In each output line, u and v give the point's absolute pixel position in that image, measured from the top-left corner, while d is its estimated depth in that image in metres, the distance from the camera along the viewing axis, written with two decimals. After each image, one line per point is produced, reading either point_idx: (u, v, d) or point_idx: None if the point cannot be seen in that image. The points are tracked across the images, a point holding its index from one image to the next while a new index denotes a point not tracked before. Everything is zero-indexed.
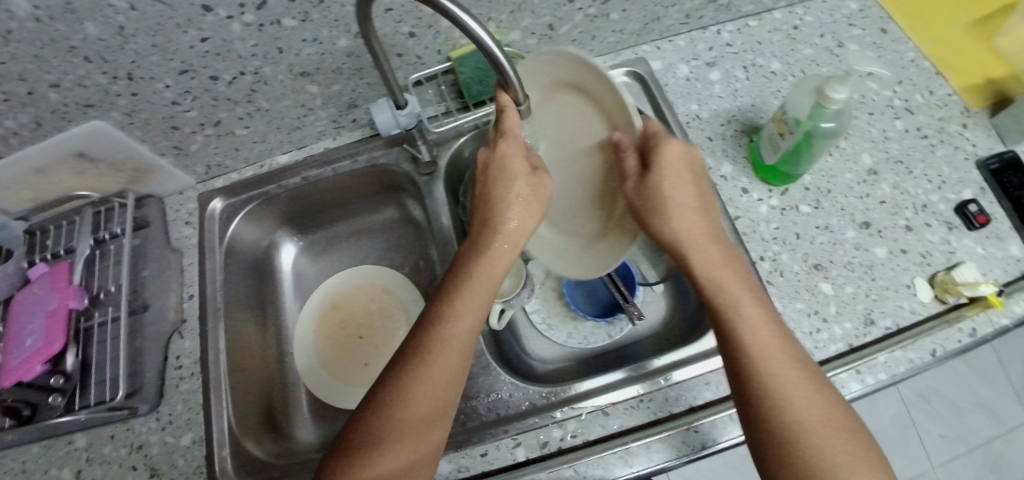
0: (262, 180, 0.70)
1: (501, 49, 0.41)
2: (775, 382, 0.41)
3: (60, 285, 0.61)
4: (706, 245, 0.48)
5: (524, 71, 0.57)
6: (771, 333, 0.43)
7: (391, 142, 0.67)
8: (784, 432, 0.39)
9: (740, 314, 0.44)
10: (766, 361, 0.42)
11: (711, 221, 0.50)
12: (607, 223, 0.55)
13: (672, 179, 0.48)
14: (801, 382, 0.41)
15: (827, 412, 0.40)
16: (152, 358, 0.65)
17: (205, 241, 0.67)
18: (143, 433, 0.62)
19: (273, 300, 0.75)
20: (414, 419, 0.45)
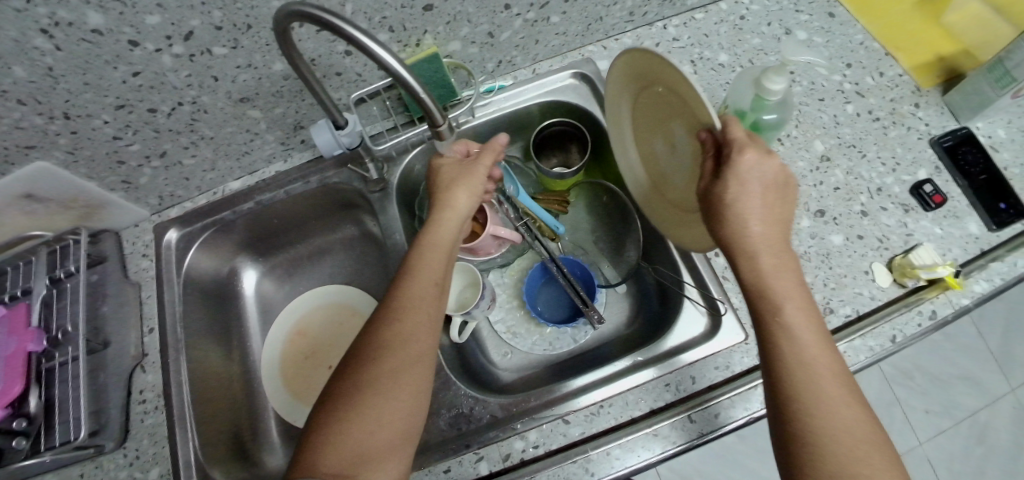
0: (215, 207, 0.69)
1: (418, 80, 0.43)
2: (813, 398, 0.37)
3: (19, 328, 0.61)
4: (762, 248, 0.41)
5: (617, 66, 0.55)
6: (819, 350, 0.38)
7: (340, 161, 0.66)
8: (806, 451, 0.36)
9: (792, 326, 0.39)
10: (809, 377, 0.37)
11: (777, 222, 0.42)
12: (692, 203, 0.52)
13: (738, 184, 0.41)
14: (837, 403, 0.37)
15: (863, 437, 0.36)
16: (116, 394, 0.64)
17: (162, 273, 0.66)
18: (111, 470, 0.62)
19: (239, 326, 0.74)
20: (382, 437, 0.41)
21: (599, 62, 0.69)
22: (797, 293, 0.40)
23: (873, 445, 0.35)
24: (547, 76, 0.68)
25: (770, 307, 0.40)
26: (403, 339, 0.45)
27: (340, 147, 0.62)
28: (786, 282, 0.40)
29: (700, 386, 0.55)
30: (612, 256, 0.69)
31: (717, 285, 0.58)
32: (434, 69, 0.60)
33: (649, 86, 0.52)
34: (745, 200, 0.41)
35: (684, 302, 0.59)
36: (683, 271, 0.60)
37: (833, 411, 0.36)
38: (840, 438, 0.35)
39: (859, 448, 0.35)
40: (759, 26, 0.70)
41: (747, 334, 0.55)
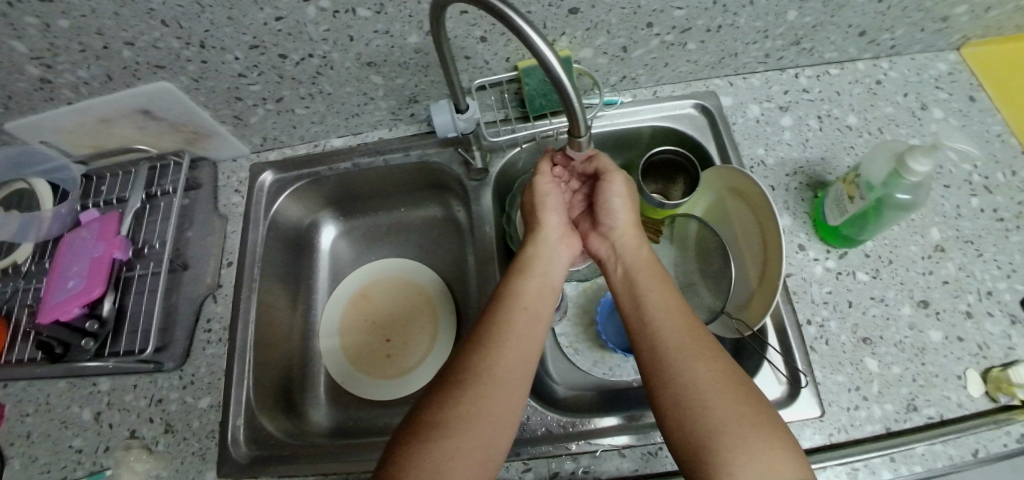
0: (313, 161, 0.70)
1: (569, 78, 0.39)
2: (665, 366, 0.43)
3: (107, 234, 0.64)
4: (638, 257, 0.53)
5: (703, 181, 0.66)
6: (680, 323, 0.46)
7: (445, 143, 0.66)
8: (686, 409, 0.40)
9: (654, 310, 0.48)
10: (665, 347, 0.44)
11: (638, 239, 0.55)
12: (751, 295, 0.59)
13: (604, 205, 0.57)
14: (693, 358, 0.43)
15: (727, 385, 0.41)
16: (184, 318, 0.65)
17: (252, 212, 0.68)
18: (165, 388, 0.64)
19: (307, 278, 0.75)
20: (492, 396, 0.42)
21: (722, 97, 0.68)
22: (664, 291, 0.50)
23: (738, 395, 0.41)
24: (666, 101, 0.67)
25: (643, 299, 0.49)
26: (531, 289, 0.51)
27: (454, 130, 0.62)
28: (653, 278, 0.51)
29: None
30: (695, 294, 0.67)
31: (802, 355, 0.57)
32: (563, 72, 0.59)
33: (726, 198, 0.64)
34: (619, 210, 0.56)
35: (765, 366, 0.59)
36: (771, 334, 0.59)
37: (691, 372, 0.42)
38: (702, 396, 0.41)
39: (722, 399, 0.40)
40: (895, 94, 0.67)
41: (824, 412, 0.55)
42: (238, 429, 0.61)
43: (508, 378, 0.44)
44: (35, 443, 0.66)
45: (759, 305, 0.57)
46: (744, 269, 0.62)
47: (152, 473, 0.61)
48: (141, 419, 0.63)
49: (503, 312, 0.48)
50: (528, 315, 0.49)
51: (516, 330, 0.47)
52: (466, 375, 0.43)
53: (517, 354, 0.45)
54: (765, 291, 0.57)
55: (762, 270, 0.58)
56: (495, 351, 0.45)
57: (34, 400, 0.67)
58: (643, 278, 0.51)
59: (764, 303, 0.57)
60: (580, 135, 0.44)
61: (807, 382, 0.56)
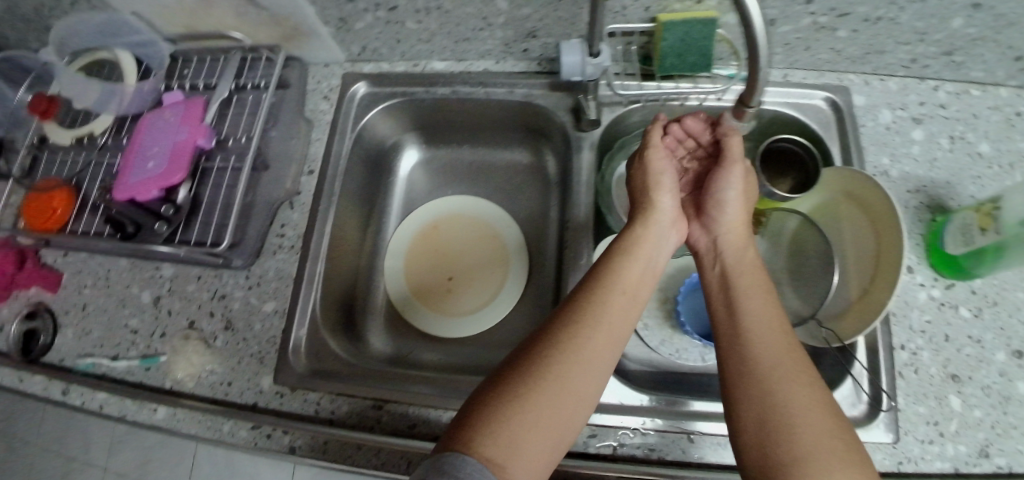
0: (411, 79, 0.66)
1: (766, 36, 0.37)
2: (758, 380, 0.39)
3: (192, 120, 0.61)
4: (740, 258, 0.50)
5: (819, 182, 0.65)
6: (780, 338, 0.42)
7: (557, 86, 0.63)
8: (774, 432, 0.36)
9: (753, 317, 0.43)
10: (759, 359, 0.40)
11: (743, 238, 0.52)
12: (851, 306, 0.59)
13: (715, 197, 0.55)
14: (793, 379, 0.38)
15: (824, 411, 0.37)
16: (258, 219, 0.63)
17: (340, 122, 0.66)
18: (230, 285, 0.63)
19: (381, 202, 0.74)
20: (576, 368, 0.40)
21: (854, 95, 0.66)
22: (764, 299, 0.45)
23: (836, 430, 0.36)
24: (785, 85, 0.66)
25: (743, 301, 0.45)
26: (626, 272, 0.47)
27: (578, 76, 0.56)
28: (755, 282, 0.47)
29: None
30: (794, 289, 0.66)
31: (889, 378, 0.57)
32: (703, 35, 0.55)
33: (843, 203, 0.63)
34: (728, 206, 0.54)
35: (846, 382, 0.59)
36: (859, 351, 0.59)
37: (787, 394, 0.38)
38: (795, 420, 0.36)
39: (818, 421, 0.36)
40: None
41: (898, 439, 0.54)
42: (300, 340, 0.60)
43: (598, 352, 0.41)
44: (90, 316, 0.65)
45: (859, 318, 0.57)
46: (848, 278, 0.61)
47: (207, 367, 0.60)
48: (201, 311, 0.63)
49: (604, 286, 0.45)
50: (629, 293, 0.45)
51: (614, 306, 0.44)
52: (555, 342, 0.41)
53: (610, 331, 0.42)
54: (865, 305, 0.57)
55: (868, 284, 0.58)
56: (591, 325, 0.42)
57: (94, 273, 0.67)
58: (744, 281, 0.47)
59: (864, 317, 0.56)
60: (753, 103, 0.43)
61: (888, 407, 0.55)
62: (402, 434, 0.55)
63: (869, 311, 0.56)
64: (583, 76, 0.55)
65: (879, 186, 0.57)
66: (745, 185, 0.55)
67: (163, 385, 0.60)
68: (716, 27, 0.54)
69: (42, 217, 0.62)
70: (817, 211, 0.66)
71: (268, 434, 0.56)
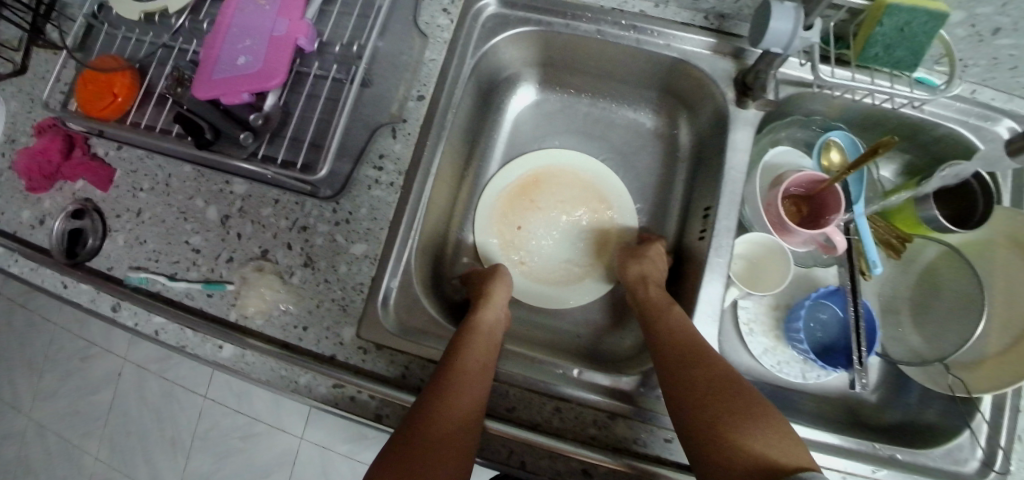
0: (553, 7, 0.56)
1: None
2: (680, 375, 0.46)
3: (293, 12, 0.51)
4: (650, 296, 0.54)
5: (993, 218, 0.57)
6: (692, 341, 0.48)
7: (725, 50, 0.54)
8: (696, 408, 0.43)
9: (669, 330, 0.49)
10: (676, 361, 0.47)
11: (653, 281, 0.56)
12: (992, 358, 0.54)
13: (628, 260, 0.59)
14: (707, 370, 0.45)
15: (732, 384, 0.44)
16: (353, 145, 0.54)
17: (458, 45, 0.56)
18: (313, 217, 0.54)
19: (482, 145, 0.65)
20: (454, 417, 0.43)
21: None
22: (673, 314, 0.51)
23: (743, 398, 0.43)
24: (976, 103, 0.57)
25: (660, 336, 0.49)
26: (469, 347, 0.48)
27: (776, 49, 0.46)
28: (662, 310, 0.52)
29: None
30: (924, 325, 0.60)
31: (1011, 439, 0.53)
32: (927, 29, 0.46)
33: (1009, 246, 0.56)
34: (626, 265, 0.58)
35: (963, 434, 0.54)
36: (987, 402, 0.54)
37: (703, 378, 0.45)
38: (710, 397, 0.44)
39: (734, 403, 0.43)
40: None
41: None
42: (390, 293, 0.53)
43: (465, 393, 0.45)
44: (145, 225, 0.57)
45: (1005, 373, 0.52)
46: (994, 327, 0.55)
47: (280, 306, 0.53)
48: (275, 241, 0.55)
49: (450, 369, 0.46)
50: (486, 347, 0.49)
51: (474, 365, 0.47)
52: (434, 404, 0.44)
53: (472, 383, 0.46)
54: (1011, 364, 0.52)
55: (1015, 341, 0.53)
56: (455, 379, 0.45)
57: (151, 176, 0.58)
58: (653, 313, 0.52)
59: (1011, 373, 0.52)
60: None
61: (1001, 470, 0.52)
62: (497, 417, 0.49)
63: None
64: (784, 49, 0.46)
65: None
66: (639, 252, 0.58)
67: (228, 317, 0.53)
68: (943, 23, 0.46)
69: (101, 101, 0.53)
70: (967, 245, 0.59)
71: (351, 396, 0.50)
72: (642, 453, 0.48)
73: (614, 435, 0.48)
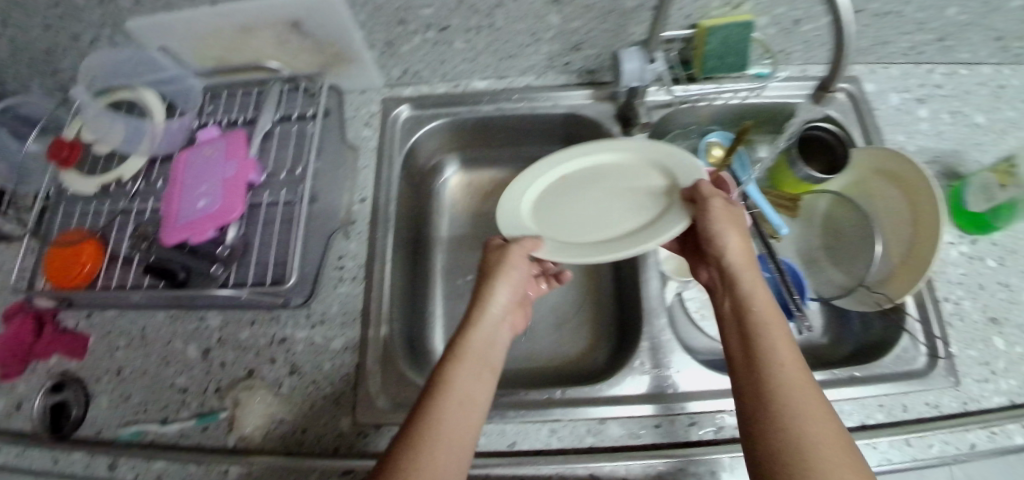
0: (455, 101, 0.68)
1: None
2: (771, 395, 0.40)
3: (238, 154, 0.58)
4: (745, 285, 0.48)
5: (856, 156, 0.66)
6: (800, 371, 0.41)
7: (600, 97, 0.67)
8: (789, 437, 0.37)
9: (770, 342, 0.43)
10: (769, 377, 0.41)
11: (748, 267, 0.49)
12: (898, 270, 0.61)
13: (722, 226, 0.50)
14: (813, 400, 0.39)
15: (825, 420, 0.38)
16: (312, 252, 0.61)
17: (386, 147, 0.66)
18: (289, 326, 0.60)
19: (425, 225, 0.72)
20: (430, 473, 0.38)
21: (865, 83, 0.70)
22: (777, 327, 0.44)
23: (835, 440, 0.37)
24: (802, 80, 0.69)
25: (752, 326, 0.44)
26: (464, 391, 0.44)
27: (636, 83, 0.58)
28: (768, 316, 0.45)
29: (910, 416, 0.58)
30: (835, 260, 0.68)
31: (941, 325, 0.61)
32: (742, 36, 0.60)
33: (874, 179, 0.66)
34: (727, 232, 0.50)
35: (903, 337, 0.61)
36: (909, 305, 0.63)
37: (796, 404, 0.39)
38: (807, 431, 0.37)
39: (830, 444, 0.37)
40: (1019, 100, 0.71)
41: (959, 381, 0.59)
42: (374, 375, 0.57)
43: (453, 431, 0.41)
44: (127, 380, 0.59)
45: (910, 278, 0.60)
46: (892, 246, 0.63)
47: (277, 417, 0.56)
48: (259, 359, 0.59)
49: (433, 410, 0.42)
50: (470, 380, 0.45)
51: (456, 411, 0.43)
52: (408, 447, 0.40)
53: (458, 422, 0.42)
54: (913, 266, 0.60)
55: (910, 245, 0.61)
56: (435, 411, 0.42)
57: (126, 333, 0.61)
58: (755, 312, 0.45)
59: (910, 280, 0.59)
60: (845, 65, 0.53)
61: (945, 355, 0.59)
62: (502, 454, 0.53)
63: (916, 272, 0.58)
64: (641, 82, 0.58)
65: (916, 161, 0.59)
66: (728, 216, 0.51)
67: (228, 444, 0.55)
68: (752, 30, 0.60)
69: (69, 272, 0.57)
70: (852, 187, 0.69)
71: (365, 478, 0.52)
72: (638, 445, 0.53)
73: (609, 439, 0.53)
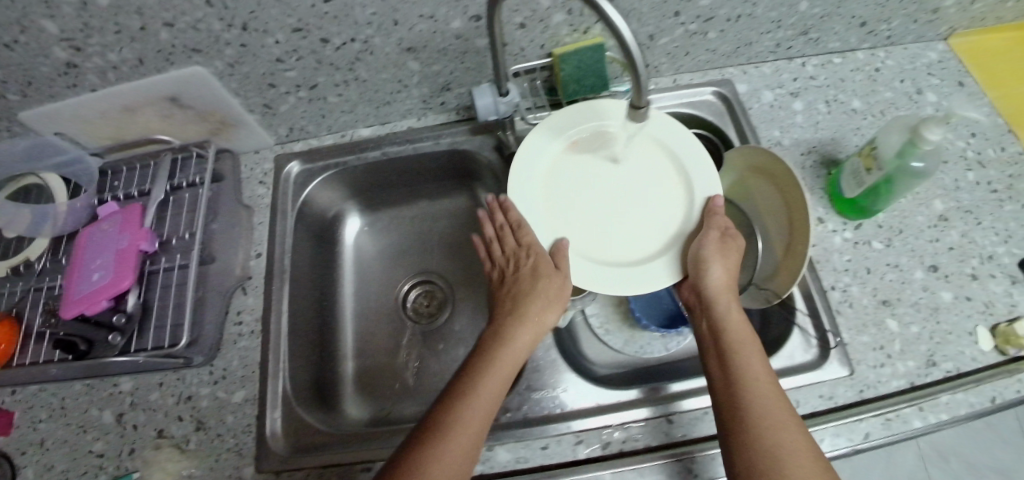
0: (342, 152, 0.73)
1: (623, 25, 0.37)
2: (747, 406, 0.48)
3: (132, 226, 0.62)
4: (727, 311, 0.56)
5: (729, 157, 0.69)
6: (770, 387, 0.49)
7: (476, 130, 0.71)
8: (757, 437, 0.46)
9: (745, 362, 0.51)
10: (745, 391, 0.49)
11: (727, 294, 0.56)
12: (782, 263, 0.62)
13: (715, 258, 0.57)
14: (780, 411, 0.48)
15: (790, 426, 0.47)
16: (213, 310, 0.65)
17: (279, 203, 0.70)
18: (194, 384, 0.63)
19: (332, 271, 0.78)
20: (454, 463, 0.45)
21: (739, 84, 0.73)
22: (753, 350, 0.52)
23: (796, 440, 0.46)
24: (670, 90, 0.73)
25: (728, 348, 0.53)
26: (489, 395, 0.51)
27: (494, 114, 0.63)
28: (743, 340, 0.53)
29: (802, 410, 0.57)
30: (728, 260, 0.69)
31: (829, 318, 0.60)
32: (596, 58, 0.62)
33: (750, 177, 0.68)
34: (714, 263, 0.57)
35: (794, 332, 0.62)
36: (797, 298, 0.63)
37: (766, 413, 0.47)
38: (774, 434, 0.46)
39: (789, 441, 0.46)
40: (893, 81, 0.73)
41: (852, 370, 0.58)
42: (276, 422, 0.61)
43: (468, 441, 0.47)
44: (49, 450, 0.62)
45: (791, 269, 0.60)
46: (775, 239, 0.64)
47: (184, 472, 0.59)
48: (168, 419, 0.62)
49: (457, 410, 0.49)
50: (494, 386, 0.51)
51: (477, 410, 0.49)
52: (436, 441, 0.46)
53: (479, 424, 0.49)
54: (792, 258, 0.60)
55: (787, 237, 0.62)
56: (459, 428, 0.47)
57: (47, 405, 0.64)
58: (733, 337, 0.53)
59: (791, 271, 0.60)
60: (641, 105, 0.43)
61: (835, 344, 0.59)
62: None
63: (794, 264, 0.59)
64: (498, 113, 0.61)
65: (775, 155, 0.61)
66: (724, 250, 0.58)
67: None
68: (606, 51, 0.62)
69: None
70: (733, 191, 0.70)
71: None
72: (524, 468, 0.55)
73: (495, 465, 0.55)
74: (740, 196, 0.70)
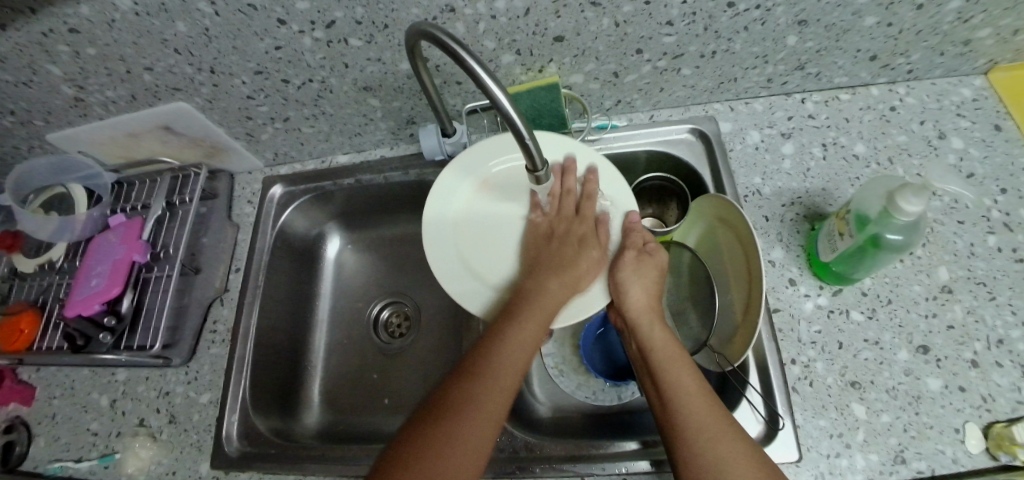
0: (320, 175, 0.77)
1: (503, 90, 0.38)
2: (686, 427, 0.46)
3: (130, 238, 0.70)
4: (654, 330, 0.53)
5: (699, 203, 0.64)
6: (705, 399, 0.47)
7: (439, 163, 0.72)
8: (701, 458, 0.44)
9: (675, 380, 0.49)
10: (681, 410, 0.47)
11: (648, 312, 0.54)
12: (738, 328, 0.57)
13: (632, 278, 0.54)
14: (720, 424, 0.46)
15: (733, 438, 0.45)
16: (193, 316, 0.72)
17: (260, 222, 0.76)
18: (172, 382, 0.70)
19: (313, 283, 0.84)
20: (491, 391, 0.49)
21: (722, 122, 0.69)
22: (680, 365, 0.50)
23: (743, 453, 0.44)
24: (643, 129, 0.70)
25: (657, 365, 0.51)
26: (528, 330, 0.53)
27: (443, 153, 0.68)
28: (669, 354, 0.51)
29: None
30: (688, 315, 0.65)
31: (782, 398, 0.55)
32: (549, 97, 0.61)
33: (716, 228, 0.63)
34: (631, 282, 0.54)
35: (743, 406, 0.57)
36: (752, 371, 0.58)
37: (705, 431, 0.45)
38: (720, 452, 0.44)
39: (736, 456, 0.44)
40: (910, 122, 0.66)
41: (802, 456, 0.52)
42: (232, 426, 0.66)
43: (498, 391, 0.50)
44: (59, 425, 0.72)
45: (743, 337, 0.55)
46: (734, 298, 0.59)
47: (155, 460, 0.65)
48: (147, 410, 0.69)
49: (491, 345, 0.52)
50: (537, 313, 0.53)
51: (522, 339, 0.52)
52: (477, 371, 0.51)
53: (519, 349, 0.52)
54: (747, 324, 0.55)
55: (745, 300, 0.57)
56: (500, 351, 0.51)
57: (61, 384, 0.74)
58: (660, 354, 0.51)
59: (743, 341, 0.55)
60: (537, 168, 0.44)
61: (784, 425, 0.54)
62: None
63: (745, 332, 0.54)
64: (444, 152, 0.67)
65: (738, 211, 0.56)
66: (640, 268, 0.55)
67: None
68: (560, 90, 0.61)
69: (11, 338, 0.69)
70: (702, 241, 0.66)
71: None
72: None
73: None
74: (707, 246, 0.65)
